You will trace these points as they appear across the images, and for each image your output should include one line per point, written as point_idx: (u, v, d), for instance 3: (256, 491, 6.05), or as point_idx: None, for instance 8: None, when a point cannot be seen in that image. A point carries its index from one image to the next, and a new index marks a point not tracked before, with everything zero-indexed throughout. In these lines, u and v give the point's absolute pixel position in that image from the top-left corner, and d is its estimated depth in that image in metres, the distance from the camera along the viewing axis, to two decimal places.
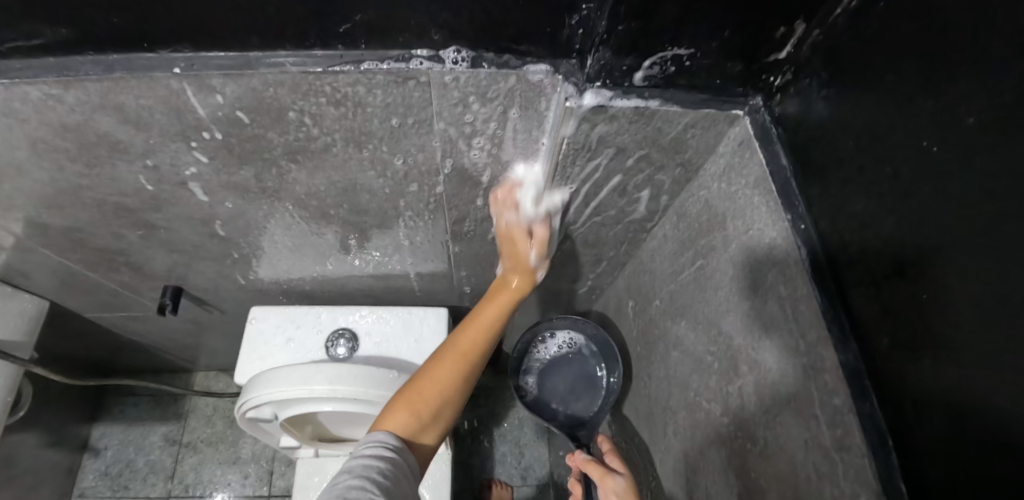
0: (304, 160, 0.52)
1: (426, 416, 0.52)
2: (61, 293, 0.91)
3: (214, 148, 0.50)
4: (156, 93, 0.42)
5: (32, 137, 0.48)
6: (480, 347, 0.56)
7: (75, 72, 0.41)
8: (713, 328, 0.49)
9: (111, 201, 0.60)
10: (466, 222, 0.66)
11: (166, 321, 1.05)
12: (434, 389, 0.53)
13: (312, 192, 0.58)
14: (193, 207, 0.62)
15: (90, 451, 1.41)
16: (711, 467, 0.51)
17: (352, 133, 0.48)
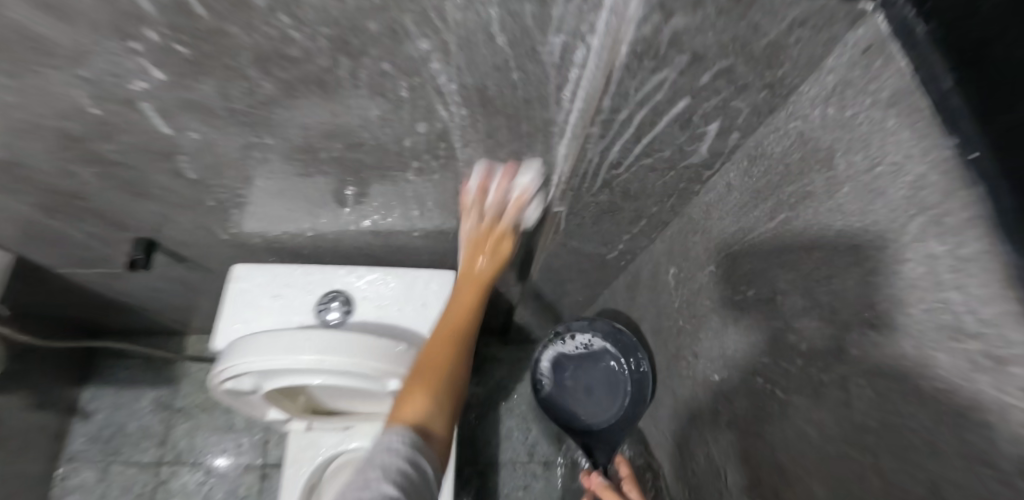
0: (278, 70, 0.41)
1: (441, 395, 0.55)
2: (24, 245, 0.81)
3: (162, 50, 0.39)
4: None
5: None
6: (474, 292, 0.66)
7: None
8: (803, 298, 0.39)
9: (50, 128, 0.49)
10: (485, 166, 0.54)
11: (148, 280, 0.96)
12: (431, 361, 0.58)
13: (294, 119, 0.47)
14: (151, 137, 0.51)
15: (81, 415, 1.35)
16: (787, 468, 0.42)
17: (339, 30, 0.36)
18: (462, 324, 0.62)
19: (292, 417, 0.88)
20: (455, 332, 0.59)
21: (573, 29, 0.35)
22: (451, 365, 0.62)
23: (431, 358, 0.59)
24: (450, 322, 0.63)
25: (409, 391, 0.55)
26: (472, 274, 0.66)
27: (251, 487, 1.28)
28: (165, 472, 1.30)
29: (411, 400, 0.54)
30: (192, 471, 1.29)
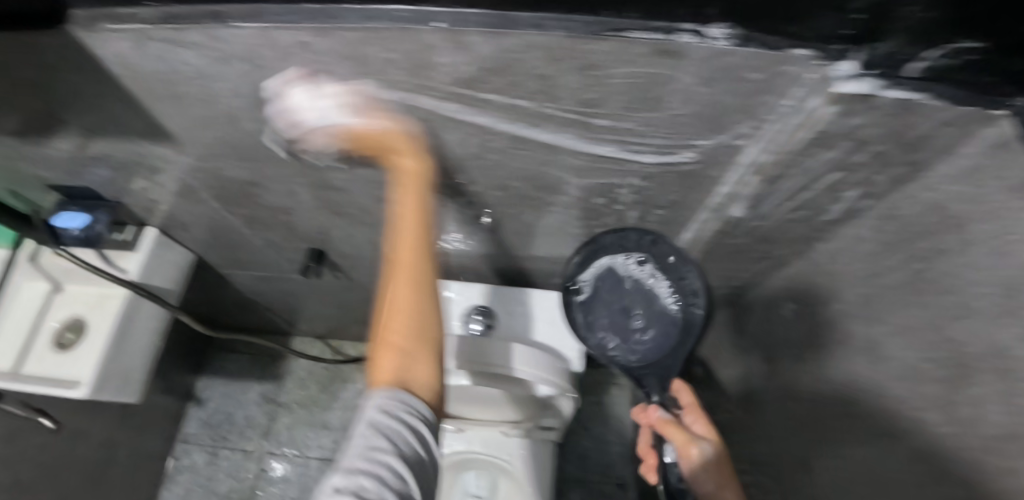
0: (471, 129, 0.54)
1: (418, 354, 0.51)
2: (156, 247, 0.84)
3: (428, 109, 0.52)
4: (406, 46, 0.44)
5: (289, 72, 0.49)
6: (402, 334, 0.50)
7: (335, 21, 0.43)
8: (895, 308, 0.51)
9: (303, 157, 0.61)
10: (617, 223, 0.70)
11: (280, 273, 0.97)
12: (390, 349, 0.51)
13: (514, 169, 0.60)
14: (378, 168, 0.62)
15: (194, 401, 1.27)
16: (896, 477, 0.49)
17: (528, 130, 0.53)
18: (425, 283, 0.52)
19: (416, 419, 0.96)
20: (418, 299, 0.51)
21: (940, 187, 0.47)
22: (400, 336, 0.51)
23: (392, 317, 0.51)
24: (388, 310, 0.52)
25: (381, 350, 0.51)
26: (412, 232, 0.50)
27: None
28: (268, 461, 1.23)
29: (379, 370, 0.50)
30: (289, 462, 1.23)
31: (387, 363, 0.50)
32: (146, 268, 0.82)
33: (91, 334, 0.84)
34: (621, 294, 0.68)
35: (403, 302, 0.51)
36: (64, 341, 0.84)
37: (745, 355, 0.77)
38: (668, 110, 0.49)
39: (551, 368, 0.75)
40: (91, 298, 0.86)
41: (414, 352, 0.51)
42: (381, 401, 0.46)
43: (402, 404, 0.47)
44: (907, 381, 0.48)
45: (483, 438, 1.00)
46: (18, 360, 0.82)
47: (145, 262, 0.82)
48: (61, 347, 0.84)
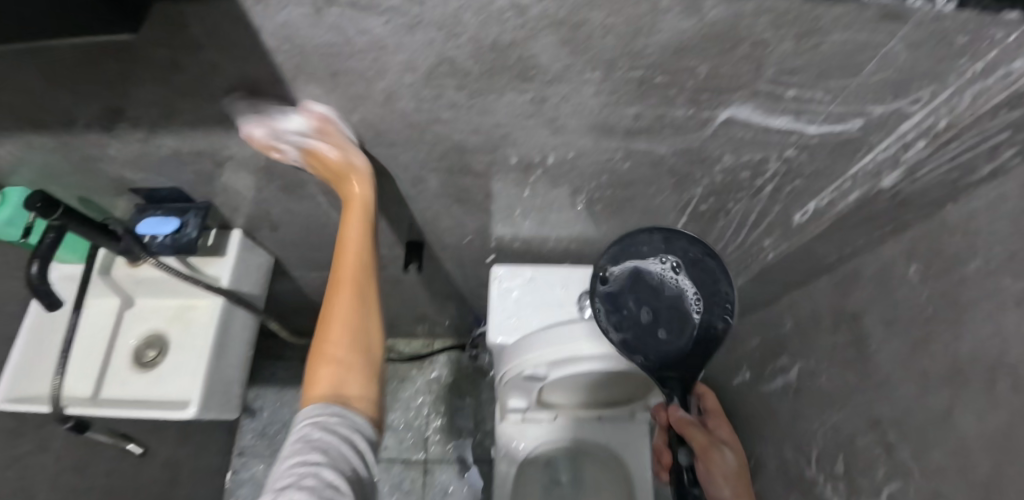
0: (649, 104, 0.53)
1: (359, 366, 0.63)
2: (235, 249, 0.79)
3: (620, 80, 0.49)
4: (635, 10, 0.42)
5: (486, 44, 0.45)
6: (342, 346, 0.62)
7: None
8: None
9: (455, 138, 0.58)
10: (750, 188, 0.71)
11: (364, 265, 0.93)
12: (325, 356, 0.62)
13: (675, 143, 0.59)
14: (534, 148, 0.59)
15: (248, 412, 1.31)
16: None
17: (712, 97, 0.52)
18: (352, 287, 0.65)
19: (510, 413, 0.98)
20: (357, 309, 0.65)
21: None
22: (342, 322, 0.64)
23: (327, 331, 0.63)
24: (342, 327, 0.63)
25: (320, 360, 0.61)
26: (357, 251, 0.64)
27: (415, 482, 1.25)
28: None
29: (325, 382, 0.60)
30: None
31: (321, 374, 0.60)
32: (231, 271, 0.78)
33: (175, 347, 0.82)
34: (647, 292, 0.69)
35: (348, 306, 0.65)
36: (145, 358, 0.82)
37: (855, 318, 0.79)
38: (859, 72, 0.50)
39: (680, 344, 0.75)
40: (168, 311, 0.85)
41: (344, 344, 0.63)
42: (318, 415, 0.55)
43: (343, 419, 0.56)
44: None
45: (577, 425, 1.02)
46: (98, 383, 0.80)
47: (230, 266, 0.78)
48: (143, 364, 0.81)
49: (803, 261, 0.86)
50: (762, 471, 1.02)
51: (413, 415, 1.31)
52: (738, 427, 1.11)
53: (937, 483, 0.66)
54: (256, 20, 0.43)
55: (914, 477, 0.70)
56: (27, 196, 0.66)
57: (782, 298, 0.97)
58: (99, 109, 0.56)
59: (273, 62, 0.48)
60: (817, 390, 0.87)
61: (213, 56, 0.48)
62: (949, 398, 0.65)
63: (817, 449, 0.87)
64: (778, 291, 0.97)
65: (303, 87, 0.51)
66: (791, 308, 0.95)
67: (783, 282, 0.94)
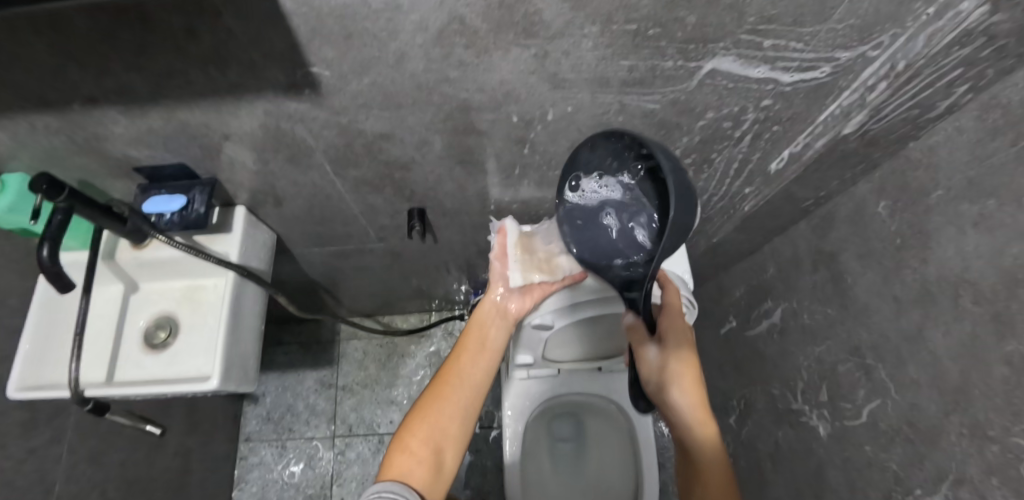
0: (643, 56, 0.56)
1: (435, 461, 0.65)
2: (243, 222, 0.81)
3: (617, 33, 0.53)
4: None
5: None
6: (454, 425, 0.68)
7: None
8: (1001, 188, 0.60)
9: (460, 99, 0.61)
10: (733, 142, 0.76)
11: (365, 238, 0.96)
12: (428, 422, 0.67)
13: (665, 96, 0.63)
14: (535, 105, 0.63)
15: (250, 398, 1.33)
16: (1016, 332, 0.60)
17: (700, 48, 0.56)
18: (475, 393, 0.72)
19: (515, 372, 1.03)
20: (468, 405, 0.70)
21: None
22: (446, 405, 0.69)
23: (410, 432, 0.66)
24: (455, 373, 0.72)
25: (399, 448, 0.65)
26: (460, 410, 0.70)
27: None
28: (340, 443, 1.30)
29: (398, 456, 0.64)
30: (364, 442, 1.30)
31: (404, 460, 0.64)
32: (240, 244, 0.80)
33: (187, 326, 0.83)
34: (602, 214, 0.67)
35: (471, 391, 0.72)
36: (155, 340, 0.83)
37: (833, 257, 0.86)
38: (833, 19, 0.54)
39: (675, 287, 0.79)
40: (176, 293, 0.86)
41: (454, 421, 0.69)
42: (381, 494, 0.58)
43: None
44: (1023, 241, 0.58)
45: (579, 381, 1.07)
46: (110, 367, 0.80)
47: (239, 239, 0.80)
48: (155, 345, 0.82)
49: (782, 208, 0.92)
50: (752, 410, 1.09)
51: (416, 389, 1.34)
52: (727, 373, 1.18)
53: (914, 395, 0.74)
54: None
55: (892, 394, 0.77)
56: (32, 178, 0.65)
57: (765, 247, 1.03)
58: (110, 82, 0.57)
59: (288, 24, 0.50)
60: (801, 330, 0.95)
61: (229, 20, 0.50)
62: (921, 319, 0.72)
63: (803, 382, 0.95)
64: (760, 241, 1.03)
65: (316, 49, 0.53)
66: (773, 256, 1.01)
67: (764, 232, 1.00)
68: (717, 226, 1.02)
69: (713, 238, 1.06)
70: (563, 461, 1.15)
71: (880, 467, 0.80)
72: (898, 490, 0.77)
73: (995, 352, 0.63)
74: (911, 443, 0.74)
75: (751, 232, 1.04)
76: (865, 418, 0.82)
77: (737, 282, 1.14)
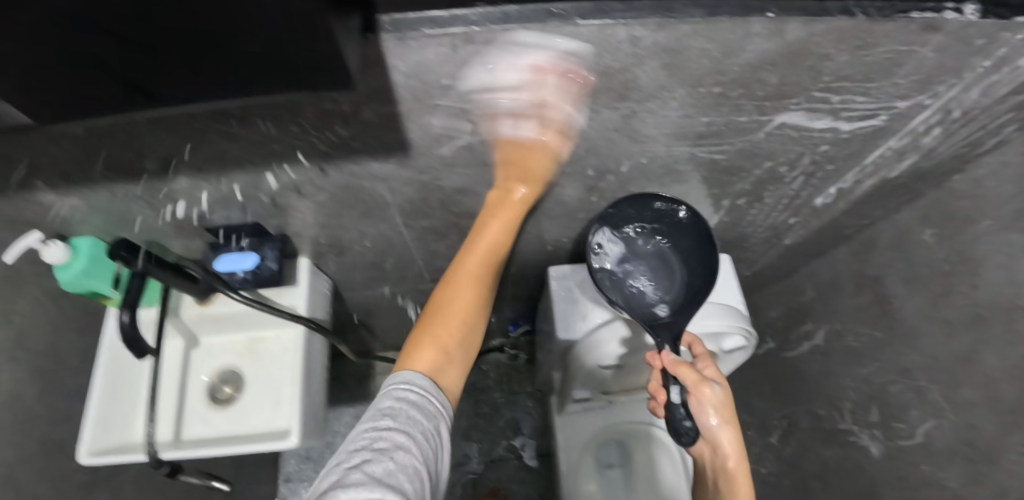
0: (721, 114, 0.60)
1: (455, 347, 0.61)
2: (305, 275, 0.84)
3: (702, 94, 0.56)
4: (731, 34, 0.48)
5: (594, 69, 0.51)
6: (460, 324, 0.63)
7: (678, 13, 0.46)
8: None
9: (543, 155, 0.63)
10: (786, 185, 0.79)
11: (420, 280, 0.97)
12: (452, 315, 0.63)
13: (734, 146, 0.66)
14: (611, 158, 0.65)
15: None
16: None
17: (773, 105, 0.59)
18: (488, 266, 0.67)
19: (569, 408, 1.08)
20: (479, 276, 0.66)
21: None
22: (471, 295, 0.65)
23: (439, 317, 0.62)
24: (478, 258, 0.66)
25: (420, 339, 0.60)
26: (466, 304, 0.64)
27: (467, 486, 1.29)
28: None
29: (415, 357, 0.58)
30: None
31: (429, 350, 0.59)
32: (304, 295, 0.83)
33: (253, 380, 0.84)
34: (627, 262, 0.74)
35: (467, 272, 0.66)
36: (221, 395, 0.84)
37: (877, 281, 0.89)
38: (896, 77, 0.58)
39: (729, 312, 0.79)
40: (238, 348, 0.87)
41: (466, 309, 0.64)
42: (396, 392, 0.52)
43: (403, 397, 0.52)
44: None
45: (629, 409, 1.12)
46: (178, 426, 0.81)
47: (303, 290, 0.83)
48: (221, 400, 0.83)
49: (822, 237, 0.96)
50: (797, 429, 1.12)
51: (456, 421, 1.34)
52: (768, 393, 1.21)
53: (971, 415, 0.77)
54: (392, 58, 0.47)
55: (948, 414, 0.80)
56: (113, 246, 0.66)
57: (802, 272, 1.07)
58: (203, 152, 0.58)
59: (394, 97, 0.52)
60: (846, 351, 0.98)
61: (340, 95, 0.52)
62: (974, 342, 0.75)
63: (851, 402, 0.97)
64: (797, 266, 1.07)
65: (414, 117, 0.55)
66: (811, 282, 1.05)
67: (802, 258, 1.04)
68: (757, 254, 1.06)
69: (751, 266, 1.10)
70: (614, 487, 1.15)
71: (938, 485, 0.82)
72: None
73: None
74: (970, 461, 0.77)
75: (788, 259, 1.08)
76: (921, 438, 0.85)
77: (773, 305, 1.17)
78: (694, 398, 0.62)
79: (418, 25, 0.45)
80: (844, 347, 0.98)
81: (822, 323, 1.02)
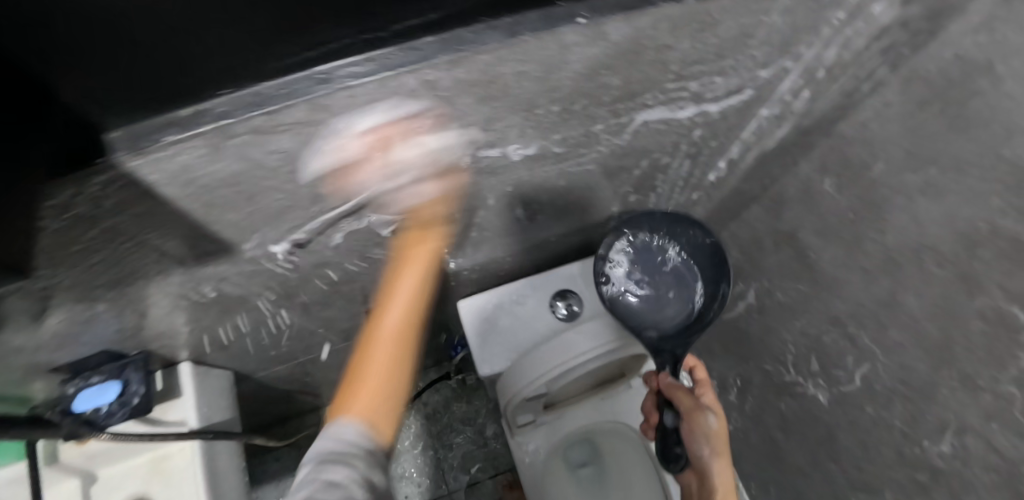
0: (575, 131, 0.53)
1: (390, 395, 0.50)
2: (194, 383, 0.78)
3: (544, 117, 0.49)
4: (546, 54, 0.41)
5: (401, 123, 0.43)
6: (387, 385, 0.49)
7: (469, 47, 0.38)
8: (946, 157, 0.62)
9: (395, 208, 0.56)
10: (681, 169, 0.74)
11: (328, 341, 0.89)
12: (373, 364, 0.49)
13: (605, 152, 0.60)
14: (474, 194, 0.58)
15: None
16: (991, 284, 0.61)
17: (629, 107, 0.53)
18: (406, 354, 0.51)
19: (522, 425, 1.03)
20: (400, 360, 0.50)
21: (966, 42, 0.56)
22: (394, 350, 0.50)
23: (360, 370, 0.50)
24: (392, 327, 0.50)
25: (350, 388, 0.49)
26: (379, 382, 0.49)
27: None
28: None
29: (352, 396, 0.49)
30: None
31: (358, 402, 0.49)
32: (199, 404, 0.77)
33: None
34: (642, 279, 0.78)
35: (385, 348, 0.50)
36: None
37: (792, 236, 0.87)
38: (755, 49, 0.52)
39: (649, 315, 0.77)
40: (141, 469, 0.78)
41: (392, 366, 0.50)
42: (343, 435, 0.46)
43: (332, 451, 0.45)
44: (977, 201, 0.60)
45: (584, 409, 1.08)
46: None
47: (196, 399, 0.77)
48: None
49: (732, 202, 0.92)
50: (751, 387, 1.12)
51: (422, 456, 1.29)
52: (718, 355, 1.20)
53: (901, 356, 0.76)
54: (150, 173, 0.39)
55: (880, 358, 0.79)
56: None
57: (723, 236, 1.05)
58: None
59: (176, 201, 0.43)
60: (776, 306, 0.96)
61: (120, 218, 0.43)
62: (891, 285, 0.74)
63: (792, 356, 0.97)
64: (718, 230, 1.04)
65: (220, 216, 0.48)
66: (732, 243, 1.03)
67: (719, 223, 1.01)
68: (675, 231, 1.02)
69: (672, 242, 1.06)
70: (587, 486, 1.13)
71: (886, 425, 0.82)
72: (909, 445, 0.80)
73: (968, 307, 0.65)
74: (909, 399, 0.77)
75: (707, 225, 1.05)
76: (860, 382, 0.84)
77: None
78: (688, 424, 0.70)
79: (159, 134, 0.38)
80: (774, 303, 0.96)
81: (751, 282, 1.01)
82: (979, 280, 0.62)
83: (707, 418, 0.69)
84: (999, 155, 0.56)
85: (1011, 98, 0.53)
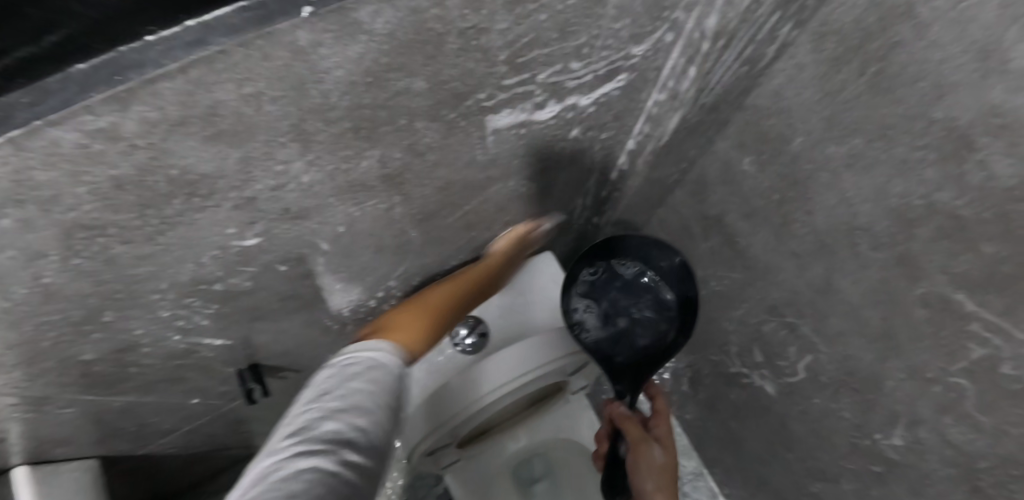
0: (399, 153, 0.41)
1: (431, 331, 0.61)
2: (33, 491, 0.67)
3: (336, 145, 0.36)
4: (277, 68, 0.28)
5: (100, 188, 0.30)
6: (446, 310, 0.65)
7: (135, 75, 0.25)
8: (868, 125, 0.52)
9: (192, 275, 0.44)
10: (575, 166, 0.63)
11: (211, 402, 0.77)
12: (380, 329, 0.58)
13: (461, 168, 0.49)
14: (296, 239, 0.46)
15: None
16: (931, 269, 0.52)
17: (465, 115, 0.41)
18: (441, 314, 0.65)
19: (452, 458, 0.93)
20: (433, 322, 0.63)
21: None
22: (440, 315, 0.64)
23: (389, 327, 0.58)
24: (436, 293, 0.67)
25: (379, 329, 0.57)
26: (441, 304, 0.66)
27: None
28: None
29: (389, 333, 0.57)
30: None
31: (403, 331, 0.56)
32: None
33: None
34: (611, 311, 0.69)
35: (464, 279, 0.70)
36: None
37: (720, 220, 0.78)
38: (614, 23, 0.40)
39: (564, 343, 0.70)
40: None
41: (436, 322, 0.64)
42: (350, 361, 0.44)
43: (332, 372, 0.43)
44: (905, 174, 0.50)
45: (524, 429, 0.99)
46: None
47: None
48: None
49: (653, 190, 0.83)
50: (701, 376, 1.05)
51: None
52: None
53: (843, 346, 0.67)
54: None
55: (822, 348, 0.71)
56: None
57: (653, 222, 0.95)
58: None
59: None
60: (712, 294, 0.88)
61: None
62: (825, 271, 0.65)
63: (736, 346, 0.89)
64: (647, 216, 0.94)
65: None
66: (661, 229, 0.93)
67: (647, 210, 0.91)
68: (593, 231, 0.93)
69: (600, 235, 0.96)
70: None
71: (837, 416, 0.75)
72: (860, 436, 0.72)
73: (909, 294, 0.56)
74: (857, 390, 0.69)
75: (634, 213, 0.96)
76: (804, 373, 0.76)
77: None
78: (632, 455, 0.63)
79: None
80: (710, 291, 0.88)
81: None
82: (919, 264, 0.53)
83: (653, 450, 0.63)
84: (928, 121, 0.46)
85: (939, 47, 0.43)
